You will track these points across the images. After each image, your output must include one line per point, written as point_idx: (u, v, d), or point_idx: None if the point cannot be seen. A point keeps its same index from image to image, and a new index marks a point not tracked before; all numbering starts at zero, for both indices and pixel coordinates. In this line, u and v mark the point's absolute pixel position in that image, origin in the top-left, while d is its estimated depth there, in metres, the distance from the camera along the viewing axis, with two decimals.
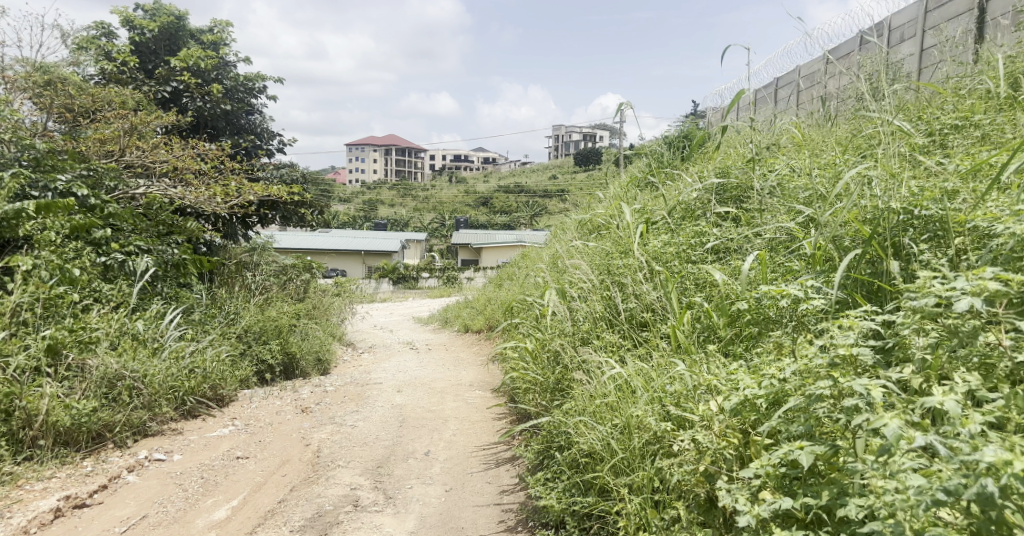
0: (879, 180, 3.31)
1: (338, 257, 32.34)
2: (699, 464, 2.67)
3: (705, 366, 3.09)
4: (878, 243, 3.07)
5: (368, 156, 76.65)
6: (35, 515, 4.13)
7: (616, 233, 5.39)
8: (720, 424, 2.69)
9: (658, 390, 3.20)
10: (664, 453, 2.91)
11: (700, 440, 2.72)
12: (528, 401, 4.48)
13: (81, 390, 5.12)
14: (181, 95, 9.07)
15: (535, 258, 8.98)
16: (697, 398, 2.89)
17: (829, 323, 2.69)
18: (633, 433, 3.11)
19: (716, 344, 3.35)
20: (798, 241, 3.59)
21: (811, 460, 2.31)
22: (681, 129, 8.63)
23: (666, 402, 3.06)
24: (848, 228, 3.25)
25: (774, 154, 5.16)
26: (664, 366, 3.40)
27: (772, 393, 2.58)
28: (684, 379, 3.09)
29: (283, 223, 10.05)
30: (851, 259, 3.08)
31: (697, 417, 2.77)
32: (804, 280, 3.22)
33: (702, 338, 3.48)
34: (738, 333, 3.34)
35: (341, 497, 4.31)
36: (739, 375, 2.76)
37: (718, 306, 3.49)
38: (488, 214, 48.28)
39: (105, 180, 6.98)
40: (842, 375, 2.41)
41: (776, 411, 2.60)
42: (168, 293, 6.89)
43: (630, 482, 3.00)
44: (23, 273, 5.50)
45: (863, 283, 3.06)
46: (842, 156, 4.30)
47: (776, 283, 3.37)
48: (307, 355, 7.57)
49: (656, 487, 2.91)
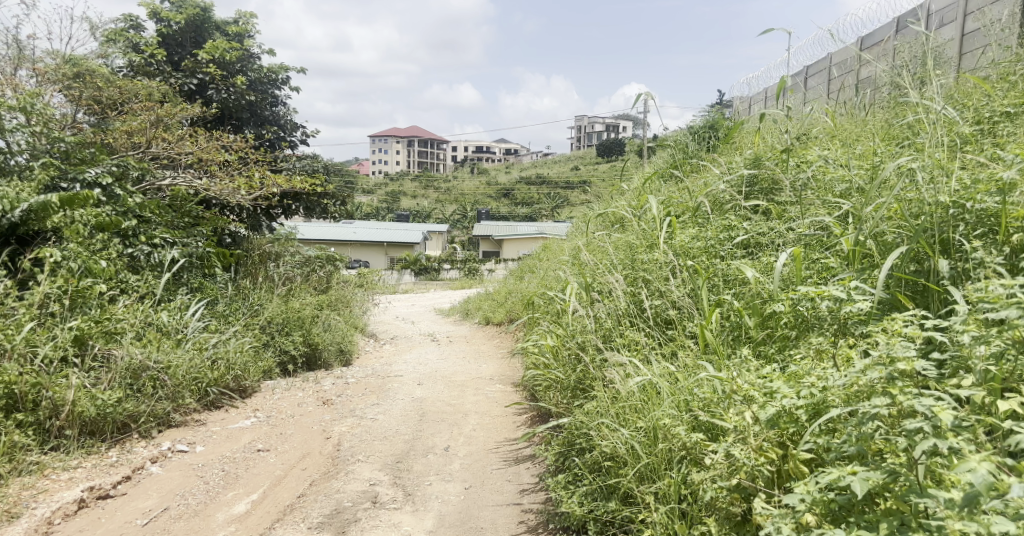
0: (926, 171, 3.16)
1: (361, 248, 32.47)
2: (733, 479, 2.54)
3: (736, 368, 2.98)
4: (926, 240, 2.93)
5: (392, 147, 76.89)
6: (59, 506, 4.12)
7: (641, 225, 5.28)
8: (754, 434, 2.56)
9: (685, 393, 3.08)
10: (693, 462, 2.80)
11: (733, 450, 2.60)
12: (551, 399, 4.40)
13: (107, 381, 5.12)
14: (207, 87, 9.07)
15: (558, 250, 8.89)
16: (730, 404, 2.77)
17: (877, 328, 2.56)
18: (659, 438, 3.00)
19: (747, 345, 3.24)
20: (834, 237, 3.45)
21: (868, 490, 2.16)
22: (707, 120, 8.47)
23: (694, 408, 2.95)
24: (892, 225, 3.11)
25: (807, 143, 4.98)
26: (692, 368, 3.29)
27: (812, 404, 2.48)
28: (715, 384, 2.98)
29: (306, 214, 10.06)
30: (895, 257, 2.94)
31: (729, 427, 2.65)
32: (841, 279, 3.08)
33: (731, 338, 3.37)
34: (770, 334, 3.23)
35: (360, 493, 4.26)
36: (775, 383, 2.63)
37: (749, 305, 3.37)
38: (510, 206, 48.21)
39: (132, 173, 6.99)
40: (901, 392, 2.28)
41: (817, 423, 2.47)
42: (193, 284, 6.89)
43: (655, 490, 2.89)
44: (51, 265, 5.50)
45: (907, 282, 2.93)
46: (881, 146, 4.13)
47: (810, 282, 3.24)
48: (330, 347, 7.56)
49: (683, 497, 2.80)
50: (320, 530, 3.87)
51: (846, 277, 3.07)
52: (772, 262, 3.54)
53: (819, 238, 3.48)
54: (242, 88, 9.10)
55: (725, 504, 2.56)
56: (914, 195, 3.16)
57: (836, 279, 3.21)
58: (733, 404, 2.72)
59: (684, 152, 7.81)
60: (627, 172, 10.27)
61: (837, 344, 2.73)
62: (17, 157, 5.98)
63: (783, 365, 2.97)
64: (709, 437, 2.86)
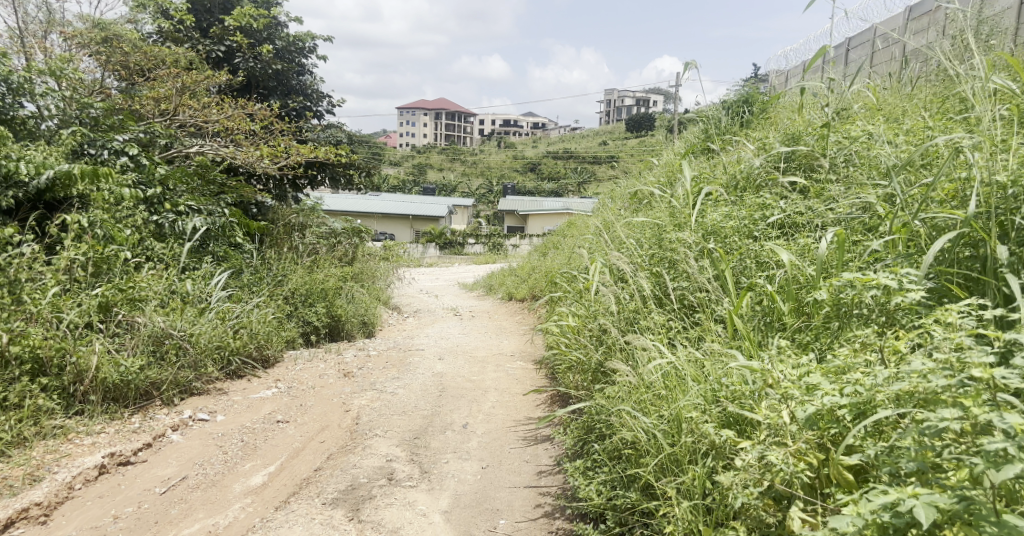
0: (982, 149, 2.95)
1: (386, 220, 32.49)
2: (766, 481, 2.40)
3: (769, 357, 2.84)
4: (983, 224, 2.73)
5: (419, 119, 76.70)
6: (80, 471, 4.12)
7: (671, 203, 5.12)
8: (790, 433, 2.42)
9: (713, 381, 2.94)
10: (720, 457, 2.66)
11: (767, 447, 2.46)
12: (571, 380, 4.29)
13: (131, 347, 5.11)
14: (234, 54, 8.98)
15: (584, 226, 8.74)
16: (764, 398, 2.63)
17: (933, 322, 2.39)
18: (683, 429, 2.88)
19: (780, 333, 3.09)
20: (878, 220, 3.27)
21: (933, 516, 1.98)
22: (741, 94, 8.21)
23: (721, 400, 2.82)
24: (944, 208, 2.92)
25: (848, 119, 4.76)
26: (720, 355, 3.15)
27: (857, 403, 2.32)
28: (749, 375, 2.83)
29: (332, 185, 10.00)
30: (948, 242, 2.75)
31: (762, 422, 2.50)
32: (888, 264, 2.90)
33: (762, 324, 3.22)
34: (805, 322, 3.07)
35: (376, 469, 4.20)
36: (816, 377, 2.48)
37: (783, 290, 3.21)
38: (537, 181, 47.92)
39: (159, 140, 6.96)
40: (974, 404, 2.10)
41: (861, 424, 2.32)
42: (219, 253, 6.87)
43: (677, 483, 2.78)
44: (78, 231, 5.48)
45: (959, 269, 2.74)
46: (931, 124, 3.91)
47: (851, 267, 3.06)
48: (353, 318, 7.52)
49: (708, 492, 2.67)
50: (334, 506, 3.81)
51: (893, 261, 2.88)
52: (810, 245, 3.37)
53: (861, 220, 3.30)
54: (269, 56, 9.01)
55: (758, 510, 2.41)
56: (971, 175, 2.96)
57: (881, 265, 3.05)
58: (768, 400, 2.57)
59: (716, 127, 7.57)
60: (657, 148, 10.03)
61: (884, 335, 2.57)
62: (47, 121, 5.96)
63: (825, 357, 2.81)
64: (738, 431, 2.72)
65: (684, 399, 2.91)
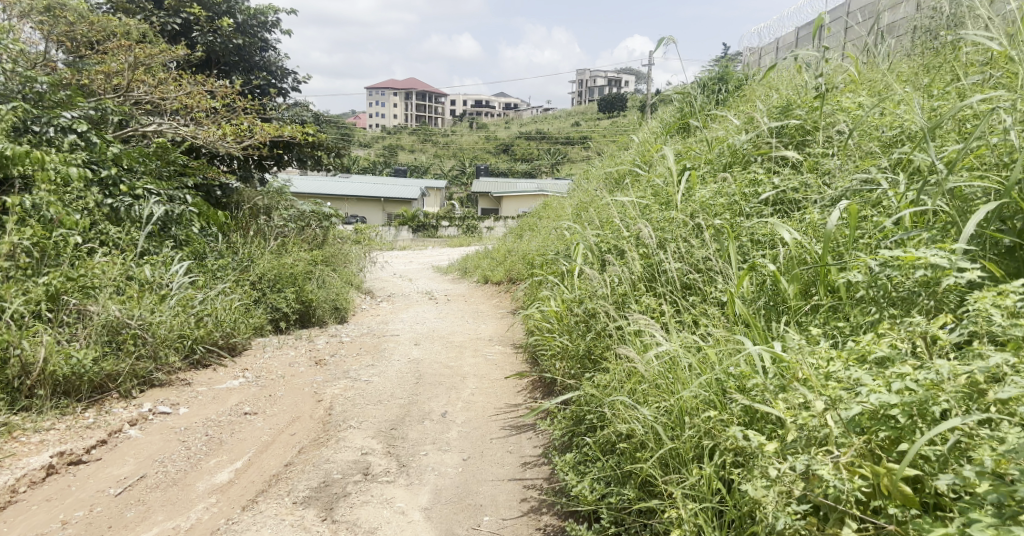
0: (1009, 114, 2.76)
1: (358, 203, 32.02)
2: (796, 488, 2.18)
3: (783, 345, 2.63)
4: (1020, 194, 2.53)
5: (389, 100, 75.67)
6: (24, 473, 3.84)
7: (655, 181, 4.93)
8: (820, 431, 2.21)
9: (718, 370, 2.76)
10: (728, 451, 2.48)
11: (791, 444, 2.27)
12: (557, 368, 4.09)
13: (83, 338, 4.81)
14: (191, 28, 8.59)
15: (560, 207, 8.55)
16: (782, 390, 2.44)
17: (985, 305, 2.18)
18: (686, 422, 2.71)
19: (789, 319, 2.90)
20: (888, 194, 3.09)
21: None
22: (716, 70, 8.05)
23: (729, 391, 2.64)
24: (969, 179, 2.73)
25: (836, 90, 4.59)
26: (723, 341, 2.96)
27: (911, 402, 2.10)
28: (760, 364, 2.65)
29: (300, 166, 9.64)
30: (984, 214, 2.55)
31: (784, 418, 2.30)
32: (913, 241, 2.70)
33: (766, 309, 3.05)
34: (814, 307, 2.89)
35: (352, 463, 3.97)
36: (857, 371, 2.26)
37: (788, 271, 3.03)
38: (510, 162, 47.56)
39: (111, 118, 6.61)
40: None
41: (926, 426, 2.07)
42: (181, 237, 6.55)
43: (681, 480, 2.60)
44: (21, 214, 5.15)
45: (993, 245, 2.55)
46: (926, 94, 3.76)
47: (869, 245, 2.86)
48: (325, 303, 7.22)
49: (716, 491, 2.50)
50: (305, 505, 3.58)
51: (917, 237, 2.69)
52: (816, 223, 3.18)
53: (870, 195, 3.11)
54: (230, 31, 8.64)
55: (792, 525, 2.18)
56: (1000, 143, 2.77)
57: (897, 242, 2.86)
58: (791, 393, 2.38)
59: (693, 104, 7.41)
60: (631, 127, 9.86)
61: (919, 319, 2.37)
62: None
63: (844, 344, 2.63)
64: (749, 425, 2.54)
65: (688, 390, 2.72)
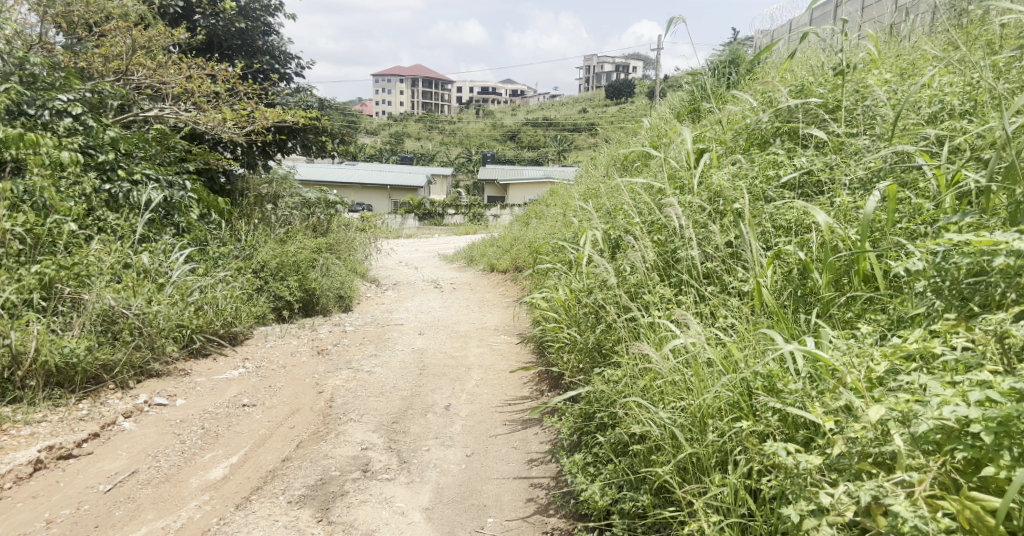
0: None
1: (364, 191, 31.82)
2: (846, 508, 1.98)
3: (825, 344, 2.42)
4: None
5: (396, 87, 75.30)
6: (11, 468, 3.69)
7: (669, 165, 4.72)
8: (875, 446, 2.04)
9: (743, 368, 2.58)
10: (756, 459, 2.31)
11: (835, 456, 2.10)
12: (566, 361, 3.91)
13: (77, 327, 4.67)
14: (193, 11, 8.36)
15: (567, 193, 8.35)
16: (821, 394, 2.26)
17: None
18: (709, 426, 2.52)
19: (821, 316, 2.70)
20: (930, 175, 2.88)
21: None
22: (728, 52, 7.80)
23: (757, 392, 2.47)
24: None
25: (860, 68, 4.36)
26: (748, 338, 2.76)
27: (996, 418, 1.88)
28: (792, 363, 2.47)
29: (304, 152, 9.45)
30: None
31: (826, 425, 2.13)
32: (970, 228, 2.48)
33: (794, 305, 2.85)
34: (850, 302, 2.68)
35: (351, 459, 3.81)
36: (925, 380, 2.04)
37: (819, 262, 2.82)
38: (517, 150, 47.25)
39: (110, 102, 6.45)
40: None
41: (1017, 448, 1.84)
42: (182, 224, 6.39)
43: (701, 488, 2.44)
44: (13, 200, 4.97)
45: None
46: (962, 70, 3.53)
47: (921, 236, 2.64)
48: (328, 292, 7.05)
49: (744, 502, 2.31)
50: (301, 505, 3.41)
51: (968, 221, 2.49)
52: (847, 208, 2.98)
53: (908, 177, 2.91)
54: (232, 14, 8.46)
55: None
56: None
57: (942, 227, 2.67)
58: (836, 399, 2.21)
59: (704, 88, 7.19)
60: (639, 112, 9.63)
61: (987, 316, 2.16)
62: None
63: (886, 341, 2.44)
64: (784, 432, 2.34)
65: (711, 391, 2.54)
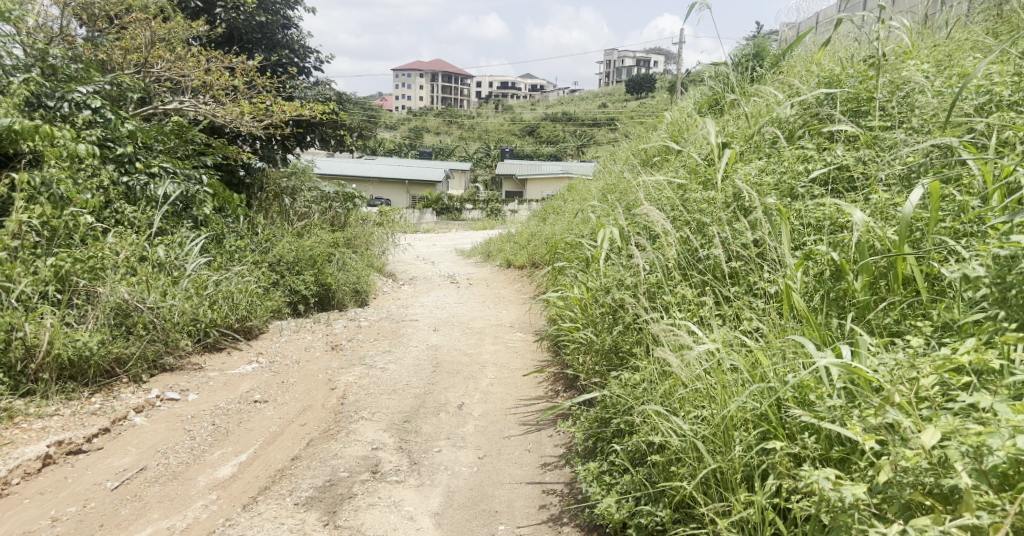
0: None
1: (382, 186, 31.81)
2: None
3: (866, 355, 2.29)
4: None
5: (415, 82, 75.27)
6: (18, 464, 3.64)
7: (693, 159, 4.57)
8: (930, 476, 1.93)
9: (772, 377, 2.46)
10: (788, 478, 2.19)
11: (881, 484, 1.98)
12: (583, 362, 3.79)
13: (91, 320, 4.62)
14: (213, 4, 8.32)
15: (586, 189, 8.21)
16: (861, 411, 2.14)
17: None
18: (736, 439, 2.39)
19: (858, 322, 2.56)
20: (976, 171, 2.73)
21: None
22: (753, 45, 7.61)
23: (789, 405, 2.34)
24: None
25: (894, 58, 4.19)
26: (777, 345, 2.63)
27: None
28: (826, 374, 2.34)
29: (321, 145, 9.39)
30: None
31: (868, 446, 2.01)
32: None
33: (827, 309, 2.71)
34: (890, 310, 2.54)
35: (361, 459, 3.72)
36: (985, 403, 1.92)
37: (855, 264, 2.68)
38: (535, 145, 47.06)
39: (129, 95, 6.42)
40: None
41: None
42: (200, 217, 6.34)
43: (727, 506, 2.32)
44: (31, 192, 4.92)
45: None
46: (1007, 63, 3.36)
47: (969, 240, 2.50)
48: (344, 286, 6.97)
49: (774, 522, 2.19)
50: (308, 508, 3.32)
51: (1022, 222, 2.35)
52: (884, 206, 2.84)
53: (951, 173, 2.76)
54: (253, 7, 8.41)
55: None
56: None
57: (991, 227, 2.52)
58: (879, 417, 2.08)
59: (727, 82, 7.03)
60: (661, 107, 9.46)
61: None
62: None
63: (931, 350, 2.30)
64: (819, 447, 2.22)
65: (736, 401, 2.41)
